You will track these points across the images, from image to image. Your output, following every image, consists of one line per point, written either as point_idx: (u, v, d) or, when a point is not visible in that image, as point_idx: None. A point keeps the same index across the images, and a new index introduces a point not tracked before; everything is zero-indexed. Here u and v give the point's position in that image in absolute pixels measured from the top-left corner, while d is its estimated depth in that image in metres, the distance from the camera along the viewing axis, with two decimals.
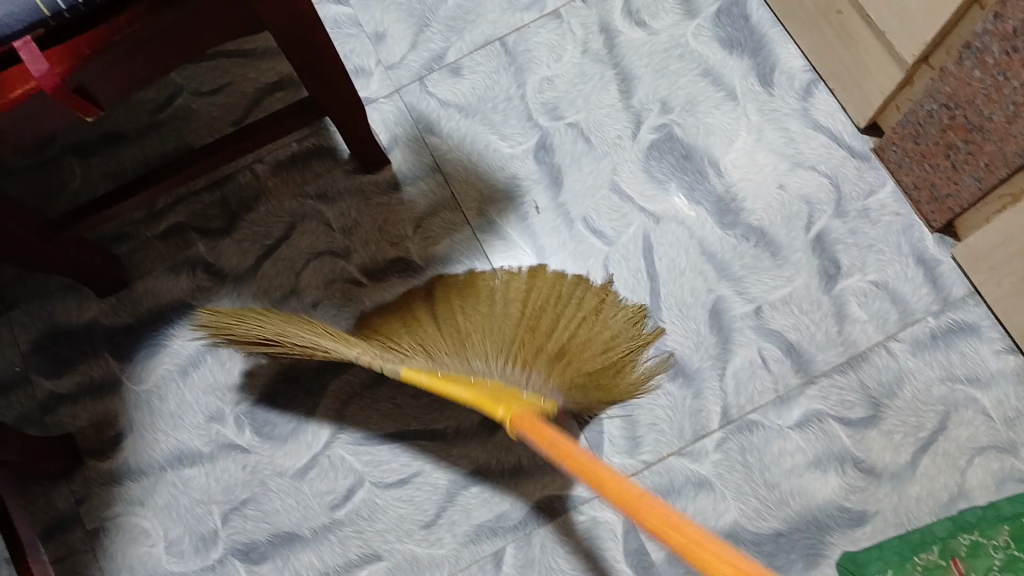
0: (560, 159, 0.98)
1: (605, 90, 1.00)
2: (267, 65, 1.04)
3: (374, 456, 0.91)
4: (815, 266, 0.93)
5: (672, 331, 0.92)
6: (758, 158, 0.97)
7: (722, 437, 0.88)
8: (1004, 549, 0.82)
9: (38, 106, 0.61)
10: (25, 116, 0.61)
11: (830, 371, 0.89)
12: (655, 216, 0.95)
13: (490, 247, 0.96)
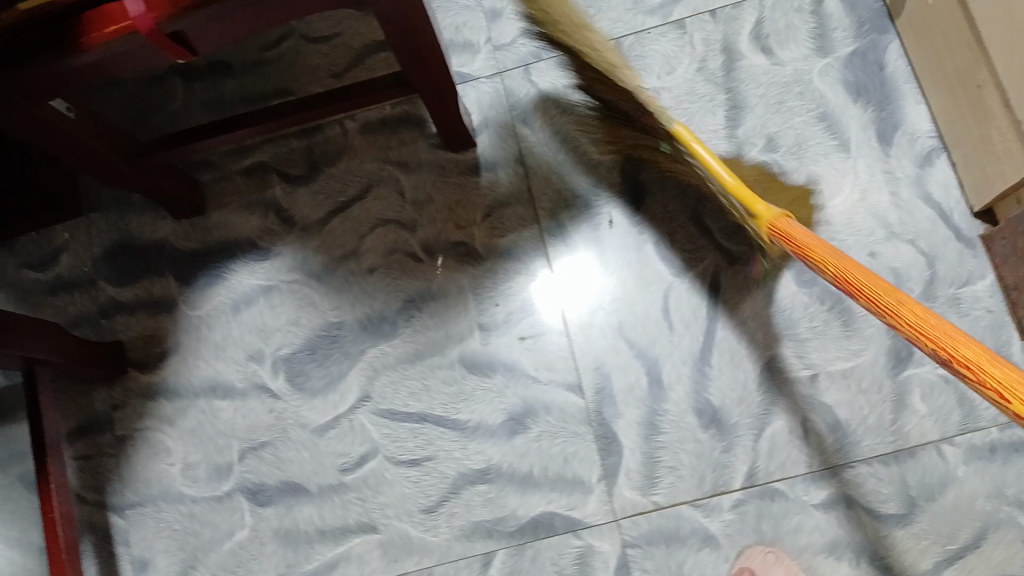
0: (646, 175, 0.94)
1: (712, 114, 0.95)
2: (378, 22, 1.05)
3: (393, 431, 0.92)
4: (887, 346, 0.87)
5: (718, 379, 0.88)
6: (853, 218, 0.91)
7: (741, 498, 0.85)
8: None
9: (130, 48, 0.62)
10: (116, 56, 0.63)
11: (873, 457, 0.84)
12: (730, 256, 0.91)
13: (555, 251, 0.94)
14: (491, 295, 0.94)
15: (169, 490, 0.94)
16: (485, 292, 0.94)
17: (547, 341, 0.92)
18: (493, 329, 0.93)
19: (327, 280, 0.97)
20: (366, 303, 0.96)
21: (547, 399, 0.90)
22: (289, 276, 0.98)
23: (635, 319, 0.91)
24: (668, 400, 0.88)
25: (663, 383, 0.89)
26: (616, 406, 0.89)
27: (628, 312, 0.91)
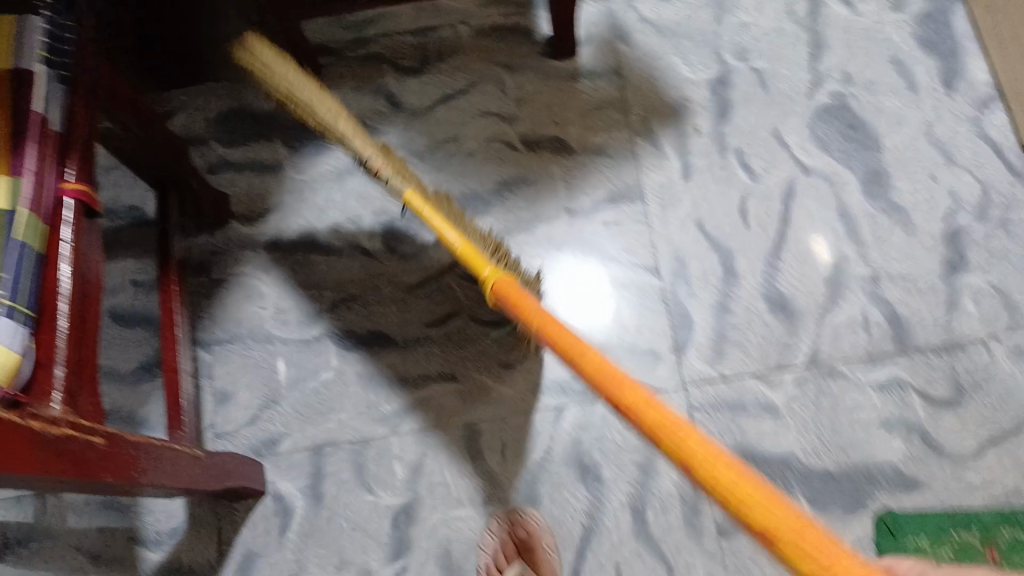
0: (732, 94, 1.04)
1: (795, 49, 1.06)
2: None
3: (479, 294, 0.98)
4: (941, 256, 0.95)
5: (786, 271, 0.95)
6: (918, 145, 1.00)
7: (804, 376, 0.91)
8: None
9: None
10: None
11: (924, 350, 0.92)
12: (806, 168, 1.00)
13: (643, 151, 1.03)
14: (582, 185, 1.02)
15: (258, 333, 1.00)
16: (576, 182, 1.02)
17: (628, 228, 1.00)
18: (579, 215, 1.01)
19: (428, 160, 1.05)
20: (462, 183, 1.03)
21: (628, 278, 0.97)
22: (393, 153, 1.06)
23: (714, 215, 0.99)
24: (740, 285, 0.95)
25: (737, 272, 0.96)
26: (691, 288, 0.96)
27: (707, 208, 0.99)
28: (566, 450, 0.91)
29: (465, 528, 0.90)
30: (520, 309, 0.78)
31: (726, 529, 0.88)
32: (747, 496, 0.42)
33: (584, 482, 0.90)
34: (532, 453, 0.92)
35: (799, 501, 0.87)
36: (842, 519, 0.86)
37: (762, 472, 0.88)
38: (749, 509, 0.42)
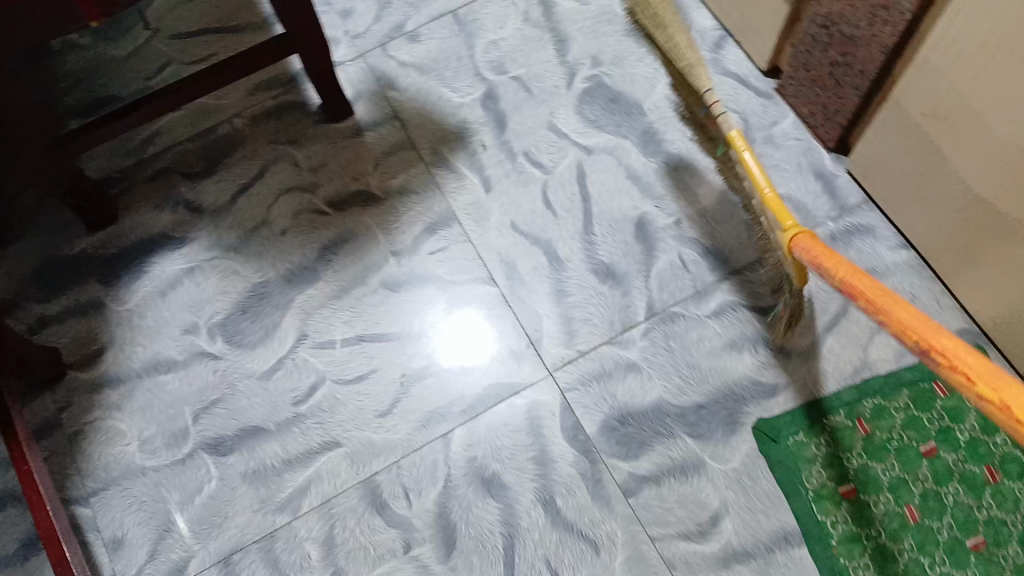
0: (504, 105, 1.12)
1: (542, 49, 1.15)
2: (252, 38, 1.19)
3: (334, 357, 0.99)
4: (726, 184, 1.05)
5: (603, 243, 1.03)
6: (674, 99, 1.11)
7: (648, 327, 0.99)
8: (904, 411, 0.93)
9: None
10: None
11: (741, 268, 1.00)
12: (588, 148, 1.08)
13: (443, 179, 1.08)
14: (398, 226, 1.05)
15: (130, 470, 0.96)
16: (392, 224, 1.06)
17: (454, 251, 1.04)
18: (405, 253, 1.04)
19: (245, 250, 1.06)
20: (285, 260, 1.05)
21: (467, 295, 1.02)
22: (208, 255, 1.06)
23: (524, 215, 1.05)
24: (568, 268, 1.02)
25: (561, 257, 1.03)
26: (526, 284, 1.02)
27: (516, 211, 1.05)
28: (465, 470, 0.92)
29: None
30: (843, 274, 0.67)
31: (631, 488, 0.91)
32: (1014, 397, 0.49)
33: (490, 495, 0.91)
34: (433, 486, 0.92)
35: (682, 438, 0.93)
36: (725, 439, 0.93)
37: (642, 424, 0.94)
38: (1008, 407, 0.49)
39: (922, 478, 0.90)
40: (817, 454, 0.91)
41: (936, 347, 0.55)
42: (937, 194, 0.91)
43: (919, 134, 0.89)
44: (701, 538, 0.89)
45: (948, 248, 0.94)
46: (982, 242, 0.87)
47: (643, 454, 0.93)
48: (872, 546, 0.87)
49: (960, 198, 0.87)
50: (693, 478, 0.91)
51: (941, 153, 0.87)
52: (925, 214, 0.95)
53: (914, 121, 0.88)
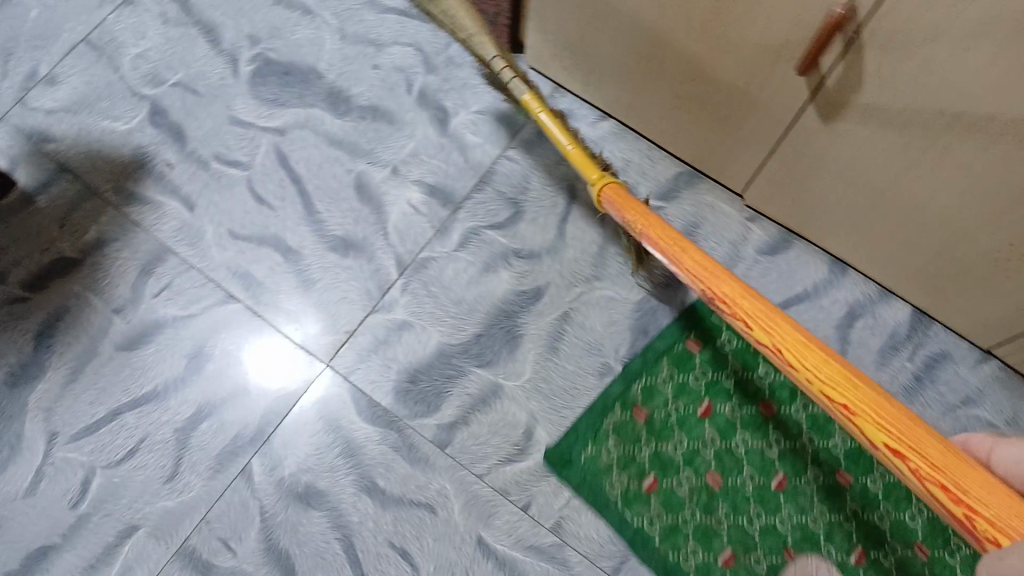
0: (175, 116, 1.04)
1: (194, 44, 1.07)
2: None
3: (97, 443, 0.89)
4: (427, 117, 1.03)
5: (329, 217, 0.98)
6: (346, 52, 1.07)
7: (405, 282, 0.97)
8: (658, 303, 0.98)
9: None
10: None
11: (470, 193, 1.01)
12: (279, 129, 1.03)
13: (140, 214, 0.99)
14: (109, 281, 0.96)
15: None
16: (102, 284, 0.96)
17: (180, 283, 0.96)
18: (128, 306, 0.95)
19: None
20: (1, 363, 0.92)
21: (210, 323, 0.94)
22: None
23: (237, 220, 0.98)
24: (305, 256, 0.97)
25: (293, 248, 0.97)
26: (268, 288, 0.96)
27: (229, 218, 0.99)
28: (277, 496, 0.88)
29: None
30: (698, 273, 0.65)
31: (443, 439, 0.91)
32: (889, 421, 0.48)
33: (312, 506, 0.88)
34: (251, 524, 0.87)
35: (474, 372, 0.94)
36: (511, 356, 0.95)
37: (432, 375, 0.94)
38: (874, 432, 0.48)
39: (699, 372, 0.95)
40: (593, 364, 0.96)
41: (734, 305, 0.60)
42: (624, 82, 0.95)
43: (588, 36, 0.91)
44: (523, 455, 0.92)
45: (636, 109, 0.99)
46: (682, 113, 0.93)
47: (442, 402, 0.93)
48: (679, 456, 0.93)
49: (651, 83, 0.92)
50: (496, 403, 0.93)
51: (618, 49, 0.90)
52: (613, 92, 0.99)
53: (582, 27, 0.90)
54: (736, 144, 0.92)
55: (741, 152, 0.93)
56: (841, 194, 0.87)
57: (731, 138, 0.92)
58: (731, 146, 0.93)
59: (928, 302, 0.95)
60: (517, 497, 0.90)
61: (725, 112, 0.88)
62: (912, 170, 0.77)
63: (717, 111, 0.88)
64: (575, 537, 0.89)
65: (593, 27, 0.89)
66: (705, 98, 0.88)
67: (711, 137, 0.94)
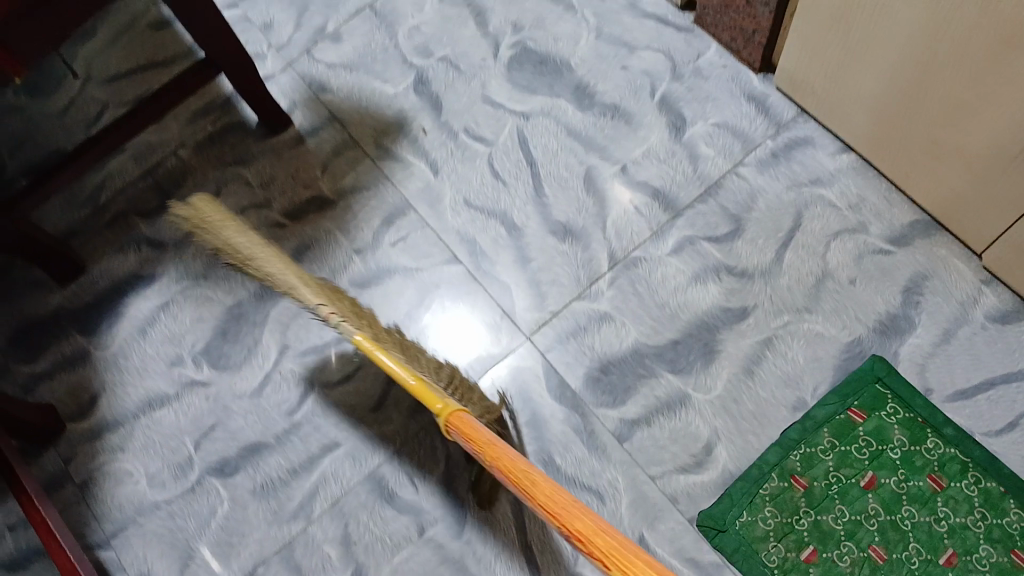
0: (436, 87, 1.12)
1: (464, 25, 1.15)
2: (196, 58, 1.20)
3: (321, 362, 1.00)
4: (664, 122, 1.06)
5: (556, 201, 1.04)
6: (600, 49, 1.11)
7: (613, 276, 1.00)
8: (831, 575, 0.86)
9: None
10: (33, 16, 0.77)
11: (693, 204, 1.02)
12: (525, 114, 1.08)
13: (391, 170, 1.08)
14: (355, 224, 1.05)
15: (145, 505, 0.96)
16: (349, 224, 1.06)
17: (415, 238, 1.04)
18: (367, 248, 1.04)
19: (213, 275, 1.06)
20: (253, 277, 1.05)
21: (434, 278, 1.02)
22: (179, 287, 1.06)
23: (473, 189, 1.05)
24: (527, 234, 1.03)
25: (517, 224, 1.03)
26: (489, 257, 1.02)
27: (467, 187, 1.06)
28: (463, 447, 0.95)
29: (412, 564, 0.91)
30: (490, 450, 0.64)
31: (623, 433, 0.94)
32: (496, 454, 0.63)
33: None
34: (436, 467, 0.94)
35: (663, 376, 0.96)
36: (704, 368, 0.95)
37: (623, 370, 0.96)
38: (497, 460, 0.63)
39: None
40: (766, 528, 0.89)
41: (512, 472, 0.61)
42: (872, 106, 0.94)
43: (855, 58, 0.90)
44: (699, 467, 0.92)
45: (885, 143, 0.96)
46: (934, 162, 0.91)
47: (628, 398, 0.95)
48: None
49: (913, 126, 0.90)
50: (680, 412, 0.94)
51: (885, 81, 0.89)
52: (861, 114, 0.96)
53: (857, 53, 0.89)
54: (982, 216, 0.91)
55: (987, 223, 0.91)
56: None
57: (975, 210, 0.91)
58: (975, 215, 0.91)
59: None
60: (686, 509, 0.90)
61: (991, 186, 0.86)
62: None
63: (979, 179, 0.87)
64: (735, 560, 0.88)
65: (867, 52, 0.88)
66: (972, 166, 0.87)
67: (954, 195, 0.92)
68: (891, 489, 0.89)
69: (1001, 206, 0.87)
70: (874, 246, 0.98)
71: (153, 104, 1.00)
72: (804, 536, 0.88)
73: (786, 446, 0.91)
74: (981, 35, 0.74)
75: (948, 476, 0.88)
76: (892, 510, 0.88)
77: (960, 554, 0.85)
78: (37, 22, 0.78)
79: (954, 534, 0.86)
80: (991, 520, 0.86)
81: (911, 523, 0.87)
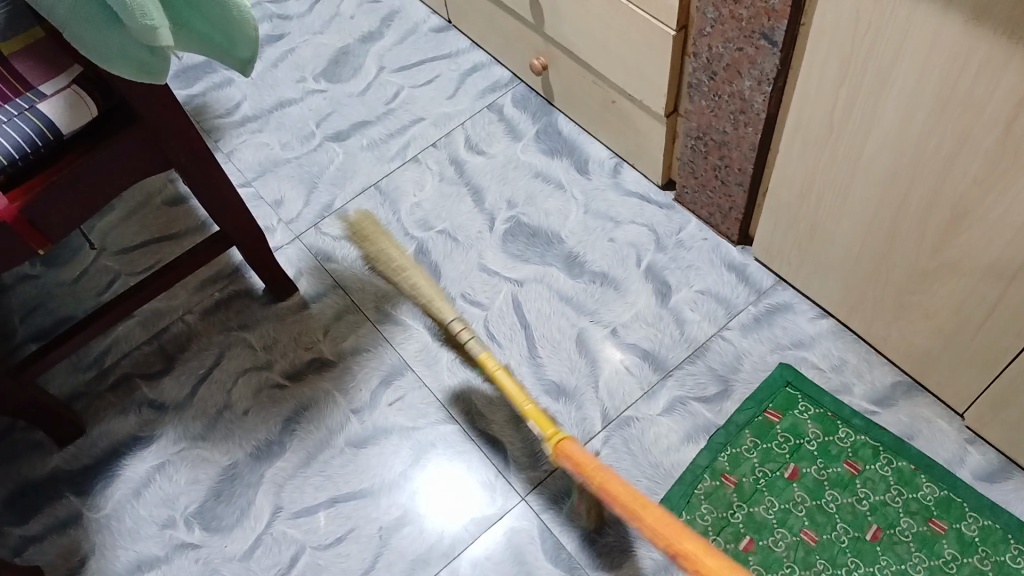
0: (436, 257, 1.19)
1: (461, 201, 1.24)
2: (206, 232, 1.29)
3: (314, 524, 0.99)
4: (651, 288, 1.13)
5: (549, 362, 1.08)
6: (588, 223, 1.20)
7: (606, 435, 1.02)
8: None
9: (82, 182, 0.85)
10: (62, 198, 0.84)
11: (681, 365, 1.06)
12: (517, 281, 1.15)
13: (392, 332, 1.12)
14: (354, 384, 1.08)
15: None
16: (348, 384, 1.09)
17: (411, 398, 1.06)
18: (364, 409, 1.06)
19: (212, 436, 1.07)
20: (251, 439, 1.06)
21: (430, 437, 1.04)
22: (176, 448, 1.07)
23: (470, 351, 1.09)
24: (521, 394, 1.05)
25: None
26: (484, 416, 1.04)
27: (464, 349, 1.09)
28: None
29: None
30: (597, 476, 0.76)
31: None
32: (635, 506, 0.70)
33: None
34: None
35: None
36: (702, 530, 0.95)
37: (619, 530, 0.96)
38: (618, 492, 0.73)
39: None
40: (705, 524, 0.95)
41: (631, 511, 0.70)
42: (842, 271, 1.00)
43: (824, 227, 0.97)
44: None
45: (858, 308, 1.02)
46: (905, 324, 0.96)
47: (626, 560, 0.94)
48: None
49: (883, 289, 0.96)
50: (678, 575, 0.93)
51: (853, 247, 0.96)
52: (833, 280, 1.03)
53: (825, 223, 0.97)
54: (955, 376, 0.95)
55: (960, 382, 0.95)
56: None
57: (949, 370, 0.95)
58: (949, 375, 0.96)
59: None
60: None
61: (960, 346, 0.91)
62: None
63: (949, 339, 0.92)
64: None
65: (835, 222, 0.95)
66: (941, 327, 0.92)
67: (927, 355, 0.96)
68: (813, 477, 0.96)
69: (973, 365, 0.91)
70: (859, 407, 1.00)
71: (166, 273, 1.06)
72: (740, 528, 0.94)
73: (714, 449, 0.99)
74: (943, 211, 0.81)
75: (863, 460, 0.96)
76: (816, 495, 0.95)
77: (884, 530, 0.92)
78: (63, 205, 0.85)
79: (876, 512, 0.93)
80: (907, 495, 0.94)
81: (836, 505, 0.94)
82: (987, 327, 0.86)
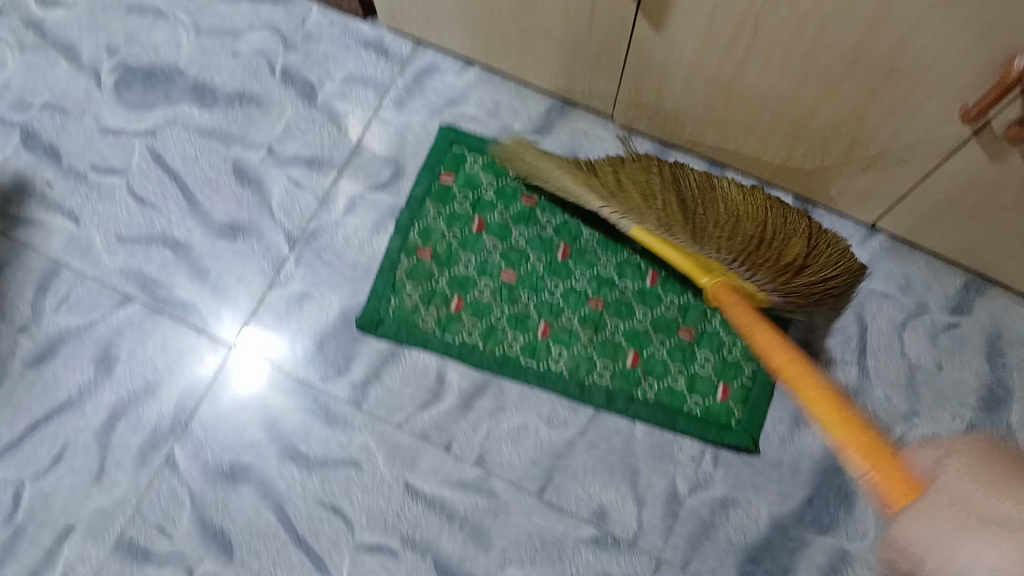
0: (46, 135, 1.04)
1: (56, 65, 1.08)
2: None
3: (22, 456, 0.91)
4: (294, 93, 1.06)
5: (212, 204, 1.01)
6: (205, 45, 1.09)
7: (297, 254, 0.99)
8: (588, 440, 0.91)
9: None
10: None
11: (348, 161, 1.03)
12: (150, 131, 1.04)
13: (28, 233, 1.00)
14: (8, 302, 0.96)
15: None
16: (1, 306, 0.96)
17: (78, 294, 0.97)
18: (31, 323, 0.95)
19: None
20: None
21: (111, 326, 0.96)
22: None
23: (122, 223, 1.00)
24: (194, 247, 0.99)
25: (181, 241, 0.99)
26: (164, 283, 0.97)
27: (115, 223, 1.00)
28: (204, 477, 0.90)
29: None
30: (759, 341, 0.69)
31: (359, 397, 0.94)
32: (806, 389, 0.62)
33: (239, 482, 0.90)
34: (183, 509, 0.89)
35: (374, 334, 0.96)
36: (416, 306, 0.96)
37: (339, 336, 0.96)
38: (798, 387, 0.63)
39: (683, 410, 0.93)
40: (414, 301, 0.96)
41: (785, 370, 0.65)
42: (461, 15, 0.97)
43: None
44: (438, 397, 0.94)
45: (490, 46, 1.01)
46: (533, 46, 0.96)
47: (353, 362, 0.95)
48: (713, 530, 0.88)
49: (500, 19, 0.94)
50: (404, 355, 0.95)
51: None
52: (457, 26, 1.00)
53: None
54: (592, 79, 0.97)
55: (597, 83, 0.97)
56: (693, 105, 0.91)
57: (584, 76, 0.97)
58: (586, 80, 0.98)
59: (803, 189, 0.97)
60: (438, 438, 0.92)
61: (583, 51, 0.92)
62: (747, 75, 0.81)
63: (571, 47, 0.92)
64: (500, 465, 0.91)
65: None
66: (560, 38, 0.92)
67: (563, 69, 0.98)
68: (498, 221, 1.00)
69: (599, 65, 0.93)
70: (522, 141, 1.03)
71: None
72: (447, 291, 0.97)
73: (403, 228, 0.99)
74: None
75: (536, 189, 1.01)
76: (505, 236, 0.99)
77: (571, 245, 0.99)
78: None
79: (560, 231, 1.00)
80: (581, 206, 1.00)
81: (524, 238, 0.99)
82: (592, 25, 0.86)
